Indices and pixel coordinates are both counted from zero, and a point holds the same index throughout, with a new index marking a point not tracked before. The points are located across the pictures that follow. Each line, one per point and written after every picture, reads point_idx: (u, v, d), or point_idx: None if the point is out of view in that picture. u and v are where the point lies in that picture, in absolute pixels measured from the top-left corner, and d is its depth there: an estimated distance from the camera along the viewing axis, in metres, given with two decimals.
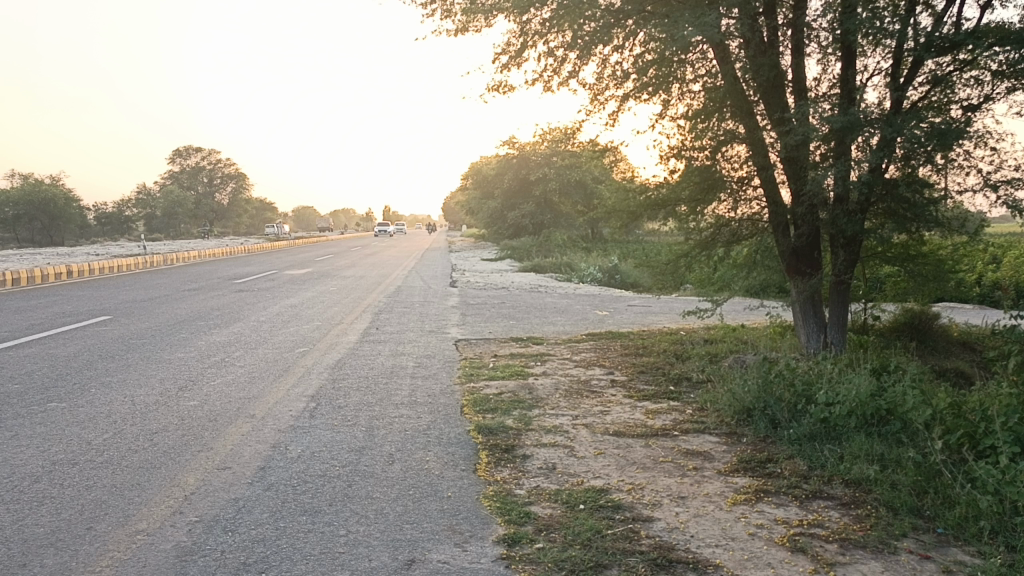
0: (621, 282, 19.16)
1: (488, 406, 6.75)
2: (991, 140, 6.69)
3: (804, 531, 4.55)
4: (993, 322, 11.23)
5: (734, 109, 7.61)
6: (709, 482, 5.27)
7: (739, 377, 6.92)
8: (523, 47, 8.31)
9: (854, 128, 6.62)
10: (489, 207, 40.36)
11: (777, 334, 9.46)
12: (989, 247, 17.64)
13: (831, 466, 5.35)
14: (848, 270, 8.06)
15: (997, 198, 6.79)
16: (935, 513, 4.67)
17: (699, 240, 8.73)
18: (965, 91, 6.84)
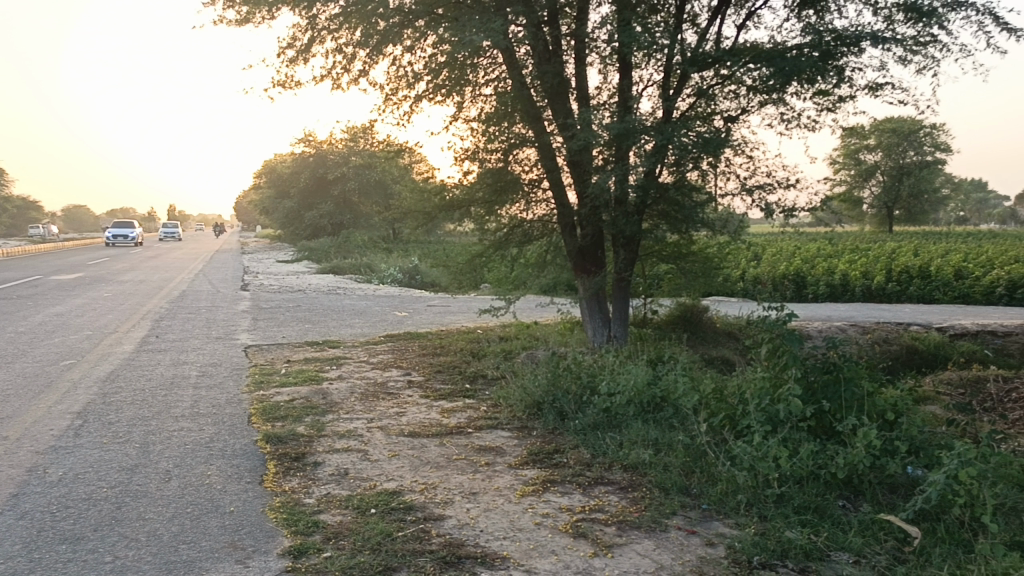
0: (421, 282, 19.26)
1: (279, 413, 6.52)
2: (747, 148, 7.37)
3: (586, 516, 4.79)
4: (753, 313, 12.44)
5: (523, 114, 7.83)
6: (500, 476, 5.41)
7: (530, 372, 7.15)
8: (311, 42, 8.08)
9: (630, 135, 7.09)
10: (285, 207, 39.03)
11: (566, 330, 9.90)
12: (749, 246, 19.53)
13: (612, 452, 5.70)
14: (628, 268, 8.62)
15: (752, 201, 7.49)
16: (701, 490, 5.12)
17: (493, 241, 8.98)
18: (725, 103, 7.50)
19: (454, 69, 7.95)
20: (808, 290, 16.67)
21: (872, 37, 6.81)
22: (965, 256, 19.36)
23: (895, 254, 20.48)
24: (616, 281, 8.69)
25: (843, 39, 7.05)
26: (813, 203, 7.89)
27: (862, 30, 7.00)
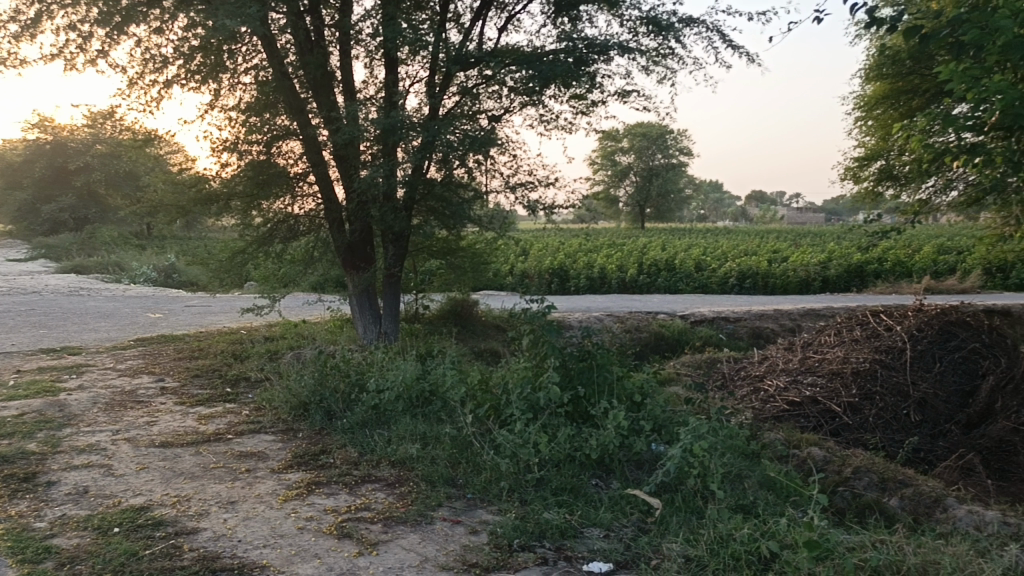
0: (178, 282, 17.99)
1: (3, 431, 5.79)
2: (510, 147, 7.63)
3: (351, 516, 4.72)
4: (516, 306, 12.94)
5: (286, 105, 7.59)
6: (262, 482, 5.18)
7: (296, 372, 6.93)
8: (39, 15, 7.24)
9: (396, 130, 7.09)
10: (19, 200, 34.81)
11: (336, 328, 9.70)
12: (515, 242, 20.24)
13: (380, 449, 5.68)
14: (398, 264, 8.62)
15: (516, 198, 7.77)
16: (466, 480, 5.25)
17: (256, 236, 8.60)
18: (489, 102, 7.70)
19: (208, 55, 7.52)
20: (570, 282, 17.43)
21: (619, 47, 7.30)
22: (704, 250, 21.37)
23: (645, 249, 22.14)
24: (386, 277, 8.67)
25: (594, 47, 7.50)
26: (571, 201, 8.33)
27: (609, 40, 7.46)
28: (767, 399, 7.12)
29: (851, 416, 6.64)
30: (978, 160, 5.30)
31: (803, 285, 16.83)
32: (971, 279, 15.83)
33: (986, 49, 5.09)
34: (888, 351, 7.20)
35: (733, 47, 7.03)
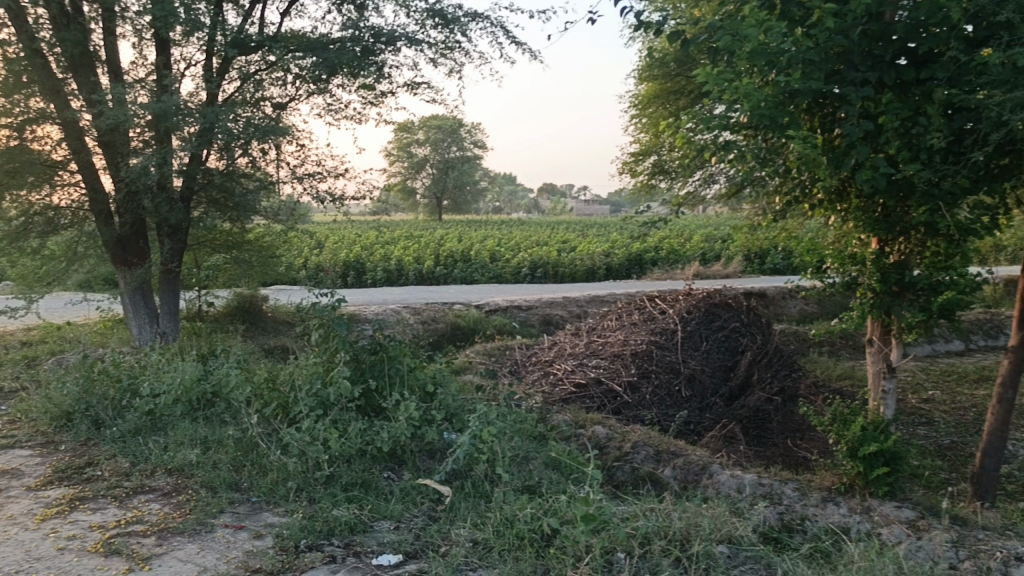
0: None
1: None
2: (296, 137, 7.39)
3: (121, 531, 4.37)
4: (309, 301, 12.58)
5: (41, 87, 6.87)
6: (15, 502, 4.68)
7: (57, 379, 6.31)
8: None
9: (170, 116, 6.65)
10: None
11: (108, 329, 8.95)
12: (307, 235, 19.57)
13: (156, 458, 5.32)
14: (176, 259, 8.08)
15: (303, 189, 7.55)
16: (251, 483, 5.05)
17: (7, 231, 7.72)
18: (272, 89, 7.41)
19: None
20: (365, 275, 17.14)
21: (405, 38, 7.27)
22: (498, 241, 21.84)
23: (442, 241, 22.26)
24: (162, 273, 8.10)
25: (380, 37, 7.41)
26: (362, 193, 8.21)
27: (396, 30, 7.40)
28: (556, 382, 7.44)
29: (631, 395, 7.10)
30: (731, 156, 5.81)
31: (591, 273, 17.71)
32: (734, 264, 17.40)
33: (736, 53, 5.57)
34: (662, 333, 7.76)
35: (517, 43, 7.21)
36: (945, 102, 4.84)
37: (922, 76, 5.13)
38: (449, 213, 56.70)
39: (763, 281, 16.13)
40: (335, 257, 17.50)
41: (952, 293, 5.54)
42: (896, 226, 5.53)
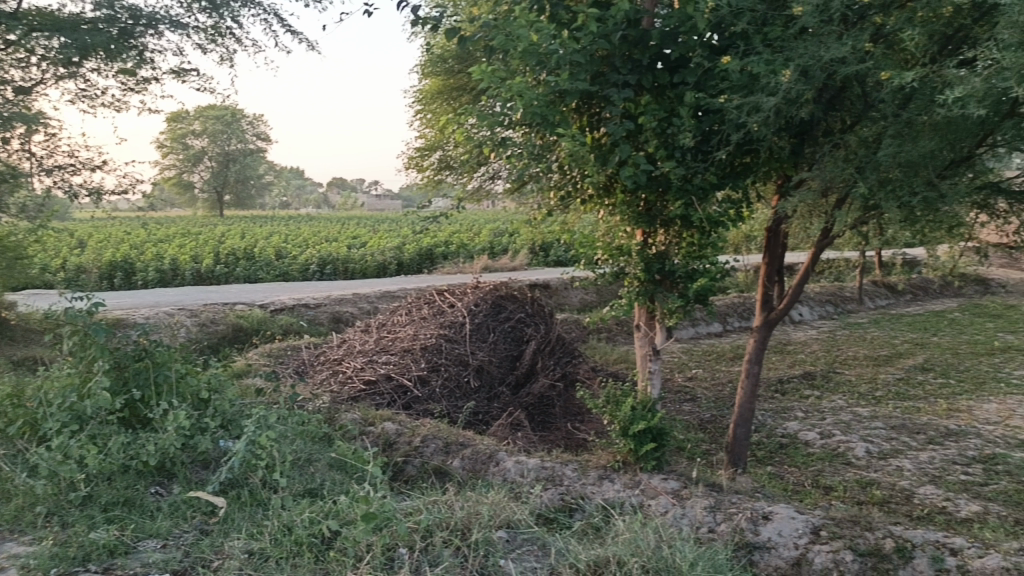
0: None
1: None
2: (43, 125, 6.69)
3: None
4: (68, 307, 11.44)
5: None
6: None
7: None
8: None
9: None
10: None
11: None
12: (67, 235, 17.73)
13: None
14: None
15: (54, 183, 6.86)
16: None
17: None
18: (13, 71, 6.65)
19: None
20: (136, 277, 15.82)
21: (168, 21, 6.79)
22: (286, 239, 21.00)
23: (224, 238, 21.07)
24: None
25: (139, 19, 6.87)
26: (125, 187, 7.59)
27: (158, 12, 6.88)
28: (345, 380, 7.31)
29: (421, 389, 7.13)
30: (508, 152, 5.98)
31: (382, 269, 17.53)
32: (521, 257, 17.95)
33: (509, 52, 5.72)
34: (451, 326, 7.85)
35: (292, 32, 6.96)
36: (694, 105, 5.26)
37: (675, 80, 5.53)
38: (237, 209, 53.87)
39: (548, 273, 16.77)
40: (99, 258, 15.98)
41: (705, 280, 6.06)
42: (657, 219, 5.95)
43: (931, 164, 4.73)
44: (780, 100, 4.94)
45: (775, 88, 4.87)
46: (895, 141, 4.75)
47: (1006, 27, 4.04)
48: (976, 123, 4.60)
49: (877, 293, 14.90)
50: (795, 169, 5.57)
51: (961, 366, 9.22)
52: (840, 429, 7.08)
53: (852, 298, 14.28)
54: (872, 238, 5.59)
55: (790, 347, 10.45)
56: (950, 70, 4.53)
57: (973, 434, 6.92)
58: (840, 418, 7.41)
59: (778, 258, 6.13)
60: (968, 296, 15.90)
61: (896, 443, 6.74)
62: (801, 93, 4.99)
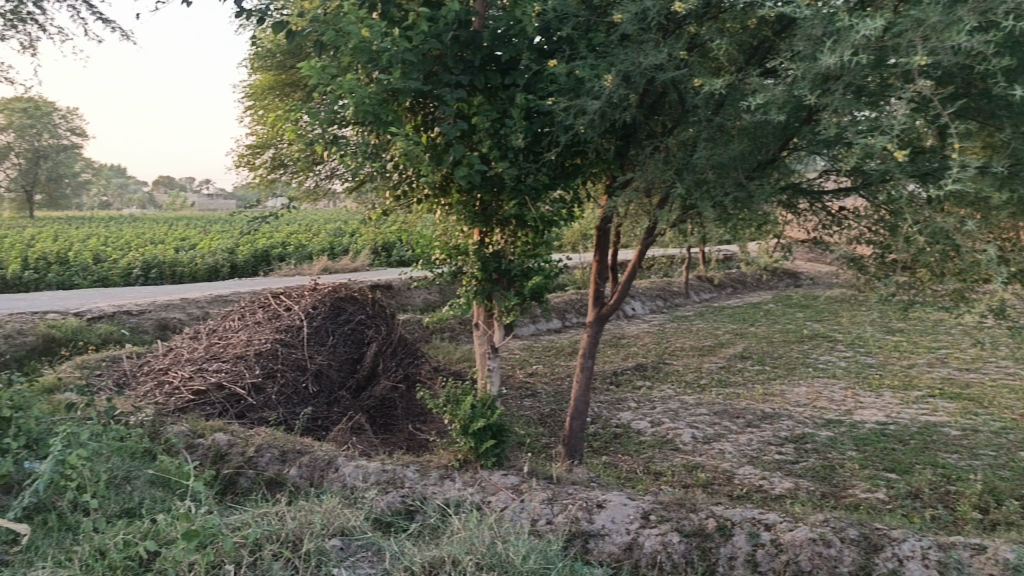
0: None
1: None
2: None
3: None
4: None
5: None
6: None
7: None
8: None
9: None
10: None
11: None
12: None
13: None
14: None
15: None
16: None
17: None
18: None
19: None
20: None
21: None
22: (105, 242, 19.49)
23: (32, 241, 19.27)
24: None
25: None
26: None
27: None
28: (171, 391, 6.89)
29: (256, 397, 6.85)
30: (341, 151, 5.84)
31: (213, 272, 16.67)
32: (362, 257, 17.65)
33: (339, 48, 5.59)
34: (287, 330, 7.58)
35: (103, 20, 6.47)
36: (524, 106, 5.34)
37: (506, 82, 5.59)
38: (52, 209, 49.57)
39: (388, 273, 16.58)
40: None
41: (540, 278, 6.21)
42: (492, 219, 6.01)
43: (741, 166, 5.06)
44: (605, 103, 5.11)
45: (600, 91, 5.03)
46: (709, 144, 5.04)
47: (800, 39, 4.38)
48: (779, 128, 4.96)
49: (702, 287, 15.85)
50: (621, 170, 5.80)
51: (774, 353, 9.97)
52: (669, 417, 7.46)
53: (679, 293, 15.11)
54: (692, 236, 5.92)
55: (623, 341, 10.90)
56: (755, 78, 4.85)
57: (785, 416, 7.49)
58: (669, 406, 7.81)
59: (607, 256, 6.37)
60: (781, 288, 17.22)
61: (719, 428, 7.18)
62: (623, 97, 5.19)
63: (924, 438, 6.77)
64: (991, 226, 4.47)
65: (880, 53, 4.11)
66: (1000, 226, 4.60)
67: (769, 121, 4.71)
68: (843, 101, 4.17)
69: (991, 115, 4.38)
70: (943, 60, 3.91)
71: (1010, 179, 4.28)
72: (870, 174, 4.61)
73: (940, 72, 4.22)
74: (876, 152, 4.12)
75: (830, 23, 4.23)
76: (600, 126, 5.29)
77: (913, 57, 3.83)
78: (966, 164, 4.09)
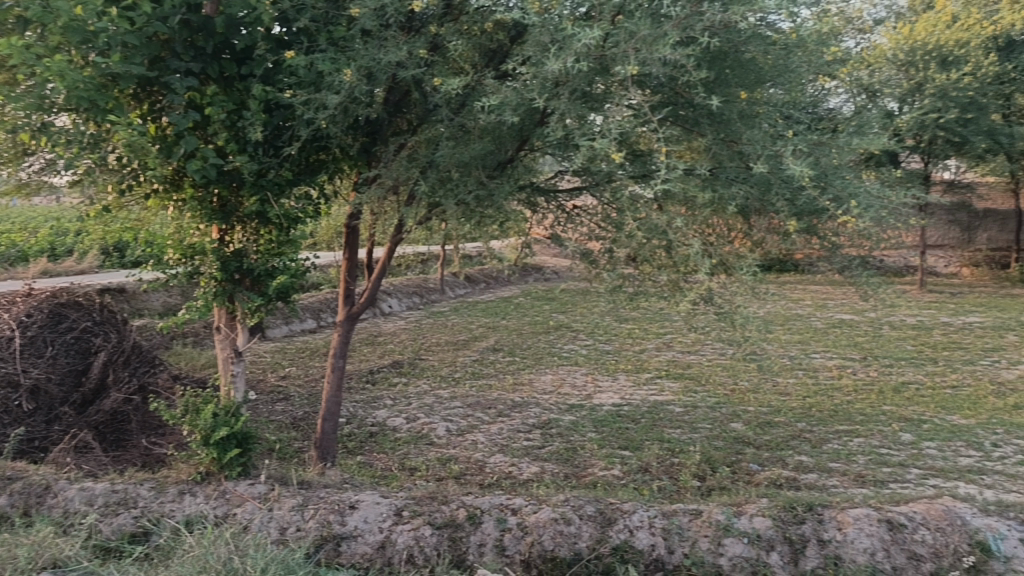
0: None
1: None
2: None
3: None
4: None
5: None
6: None
7: None
8: None
9: None
10: None
11: None
12: None
13: None
14: None
15: None
16: None
17: None
18: None
19: None
20: None
21: None
22: None
23: None
24: None
25: None
26: None
27: None
28: None
29: None
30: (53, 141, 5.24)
31: None
32: (90, 259, 16.02)
33: (46, 24, 4.99)
34: None
35: None
36: (262, 99, 5.09)
37: (242, 72, 5.30)
38: None
39: (120, 275, 15.20)
40: None
41: (285, 277, 6.01)
42: (232, 216, 5.69)
43: (481, 165, 5.22)
44: (345, 98, 5.03)
45: (340, 86, 4.94)
46: (451, 143, 5.13)
47: (530, 46, 4.60)
48: (515, 129, 5.17)
49: (457, 283, 16.24)
50: (367, 167, 5.75)
51: (523, 344, 10.45)
52: (424, 412, 7.55)
53: (435, 289, 15.34)
54: (439, 233, 6.01)
55: (380, 338, 10.86)
56: (492, 80, 5.02)
57: (533, 404, 7.87)
58: (424, 401, 7.90)
59: (357, 254, 6.30)
60: (530, 282, 18.11)
61: (472, 419, 7.38)
62: (365, 93, 5.15)
63: (653, 416, 7.43)
64: (697, 223, 4.99)
65: (600, 61, 4.42)
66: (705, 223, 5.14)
67: (504, 123, 4.90)
68: (568, 106, 4.44)
69: (695, 122, 4.86)
70: (652, 71, 4.27)
71: (711, 180, 4.82)
72: (595, 174, 4.97)
73: (652, 82, 4.63)
74: (598, 154, 4.43)
75: (555, 30, 4.46)
76: (342, 122, 5.20)
77: (626, 67, 4.15)
78: (674, 166, 4.52)
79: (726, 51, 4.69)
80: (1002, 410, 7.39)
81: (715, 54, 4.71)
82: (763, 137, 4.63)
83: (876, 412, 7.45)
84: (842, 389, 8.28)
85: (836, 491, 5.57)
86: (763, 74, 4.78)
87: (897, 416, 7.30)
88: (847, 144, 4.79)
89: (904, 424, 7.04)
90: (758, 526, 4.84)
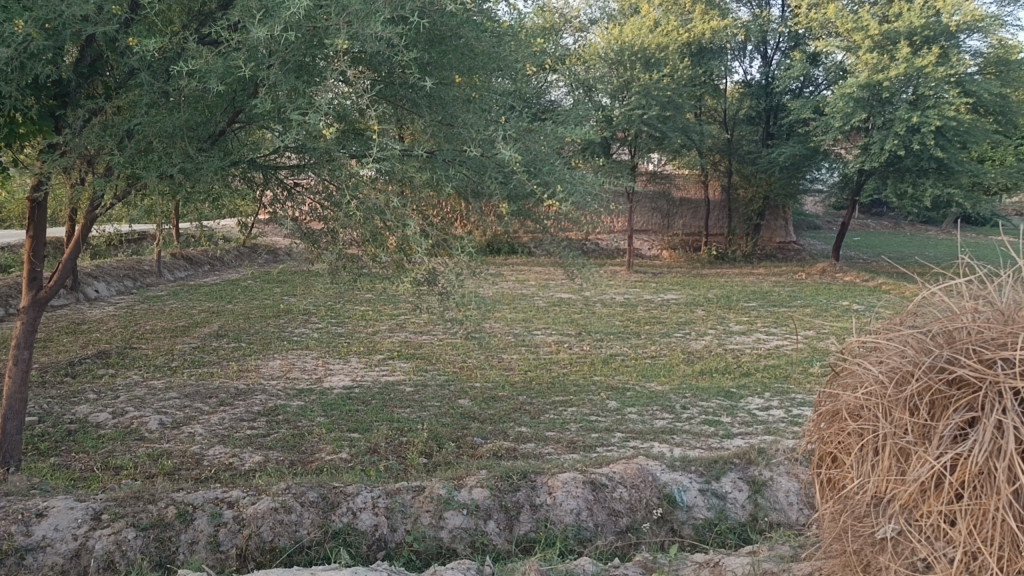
0: None
1: None
2: None
3: None
4: None
5: None
6: None
7: None
8: None
9: None
10: None
11: None
12: None
13: None
14: None
15: None
16: None
17: None
18: None
19: None
20: None
21: None
22: None
23: None
24: None
25: None
26: None
27: None
28: None
29: None
30: None
31: None
32: None
33: None
34: None
35: None
36: None
37: None
38: None
39: None
40: None
41: None
42: None
43: (188, 136, 4.77)
44: (19, 53, 4.40)
45: (11, 39, 4.31)
46: (151, 111, 4.71)
47: (238, 11, 4.38)
48: (226, 99, 4.85)
49: (176, 266, 15.11)
50: (55, 133, 5.10)
51: (250, 329, 9.99)
52: (134, 406, 6.93)
53: (149, 272, 14.17)
54: (144, 209, 5.49)
55: (82, 327, 9.80)
56: (197, 44, 4.69)
57: (259, 391, 7.53)
58: (134, 394, 7.25)
59: (44, 232, 5.61)
60: (260, 264, 17.33)
61: (189, 411, 6.89)
62: (48, 49, 4.57)
63: (383, 397, 7.45)
64: (417, 203, 5.02)
65: (313, 33, 4.29)
66: (426, 203, 5.23)
67: (210, 91, 4.60)
68: (279, 77, 4.24)
69: (414, 104, 4.86)
70: (364, 46, 4.21)
71: (429, 163, 4.87)
72: (312, 152, 4.81)
73: (367, 58, 4.56)
74: (311, 130, 4.29)
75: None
76: (18, 80, 4.55)
77: (336, 40, 4.06)
78: (389, 147, 4.52)
79: (444, 35, 4.81)
80: (689, 376, 8.35)
81: (432, 36, 4.82)
82: (477, 121, 4.77)
83: (587, 382, 8.06)
84: (559, 362, 8.86)
85: (550, 458, 5.96)
86: (477, 61, 4.98)
87: (606, 385, 7.96)
88: (553, 133, 5.12)
89: (611, 393, 7.69)
90: (476, 497, 5.01)
